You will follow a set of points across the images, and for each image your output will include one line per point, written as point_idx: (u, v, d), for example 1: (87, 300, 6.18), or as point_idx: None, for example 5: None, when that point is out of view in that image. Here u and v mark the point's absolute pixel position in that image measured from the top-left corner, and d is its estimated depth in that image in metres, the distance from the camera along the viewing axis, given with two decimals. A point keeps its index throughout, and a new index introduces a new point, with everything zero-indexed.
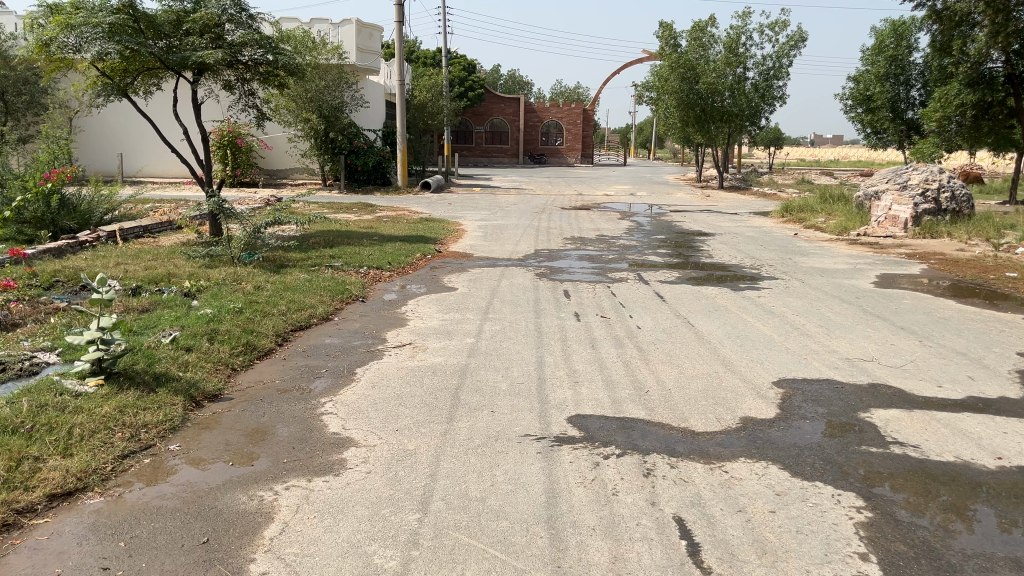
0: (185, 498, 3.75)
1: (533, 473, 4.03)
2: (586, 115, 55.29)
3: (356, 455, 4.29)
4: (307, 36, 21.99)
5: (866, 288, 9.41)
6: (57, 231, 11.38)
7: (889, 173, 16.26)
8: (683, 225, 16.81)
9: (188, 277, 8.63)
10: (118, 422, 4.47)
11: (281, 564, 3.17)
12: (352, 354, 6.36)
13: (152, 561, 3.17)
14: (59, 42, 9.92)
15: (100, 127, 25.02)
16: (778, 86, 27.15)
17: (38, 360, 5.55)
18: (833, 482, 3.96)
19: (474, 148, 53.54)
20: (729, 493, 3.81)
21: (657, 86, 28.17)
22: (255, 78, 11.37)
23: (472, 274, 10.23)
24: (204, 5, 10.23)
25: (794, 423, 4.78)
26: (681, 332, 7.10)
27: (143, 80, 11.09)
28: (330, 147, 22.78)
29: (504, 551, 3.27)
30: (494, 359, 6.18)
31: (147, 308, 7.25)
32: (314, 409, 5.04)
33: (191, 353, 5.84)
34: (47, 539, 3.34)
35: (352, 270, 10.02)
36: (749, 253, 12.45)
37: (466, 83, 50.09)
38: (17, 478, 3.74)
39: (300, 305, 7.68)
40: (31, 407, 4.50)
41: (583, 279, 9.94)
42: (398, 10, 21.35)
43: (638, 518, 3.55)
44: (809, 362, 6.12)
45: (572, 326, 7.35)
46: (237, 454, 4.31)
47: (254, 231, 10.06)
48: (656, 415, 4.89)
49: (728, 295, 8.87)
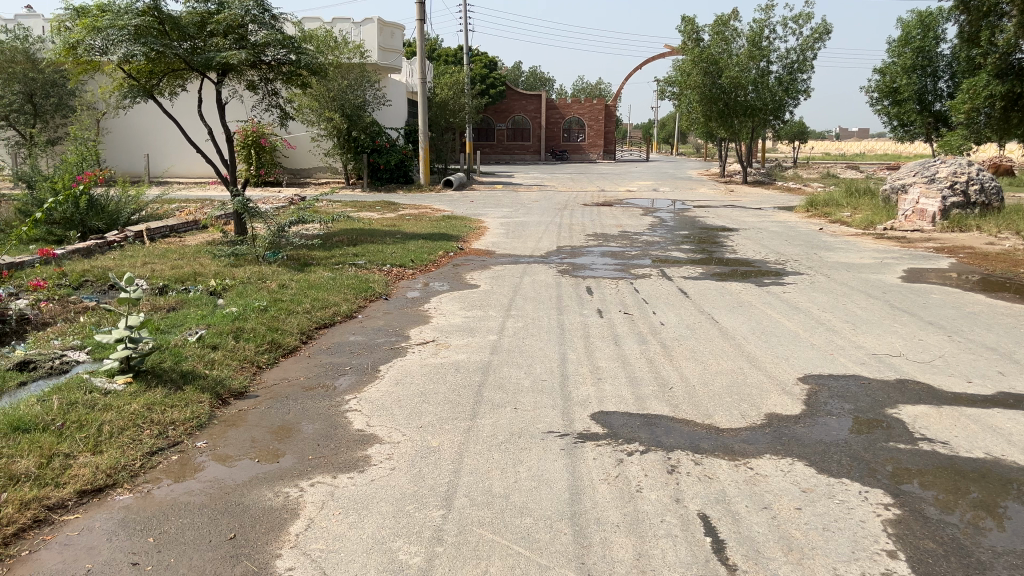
0: (212, 494, 3.79)
1: (557, 470, 4.03)
2: (608, 110, 55.14)
3: (380, 452, 4.32)
4: (329, 35, 22.08)
5: (893, 282, 9.29)
6: (86, 231, 11.57)
7: (917, 165, 16.04)
8: (707, 220, 16.71)
9: (214, 276, 8.72)
10: (145, 420, 4.53)
11: (307, 560, 3.20)
12: (375, 352, 6.38)
13: (180, 557, 3.21)
14: (85, 44, 10.05)
15: (127, 129, 25.36)
16: (802, 79, 26.90)
17: (67, 359, 5.63)
18: (860, 478, 3.93)
19: (496, 145, 53.56)
20: (755, 490, 3.79)
21: (680, 81, 27.96)
22: (277, 78, 11.42)
23: (495, 271, 10.23)
24: (227, 6, 10.30)
25: (820, 419, 4.73)
26: (705, 328, 7.05)
27: (168, 80, 11.22)
28: (353, 146, 22.87)
29: (528, 548, 3.27)
30: (517, 356, 6.19)
31: (173, 307, 7.32)
32: (338, 406, 5.08)
33: (217, 351, 5.90)
34: (77, 535, 3.39)
35: (376, 267, 10.08)
36: (774, 248, 12.34)
37: (487, 80, 50.14)
38: (48, 475, 3.80)
39: (324, 303, 7.71)
40: (61, 405, 4.57)
41: (606, 275, 9.92)
42: (419, 8, 21.38)
43: (662, 514, 3.54)
44: (834, 357, 6.06)
45: (594, 323, 7.34)
46: (262, 452, 4.34)
47: (278, 230, 10.15)
48: (681, 412, 4.86)
49: (752, 291, 8.80)
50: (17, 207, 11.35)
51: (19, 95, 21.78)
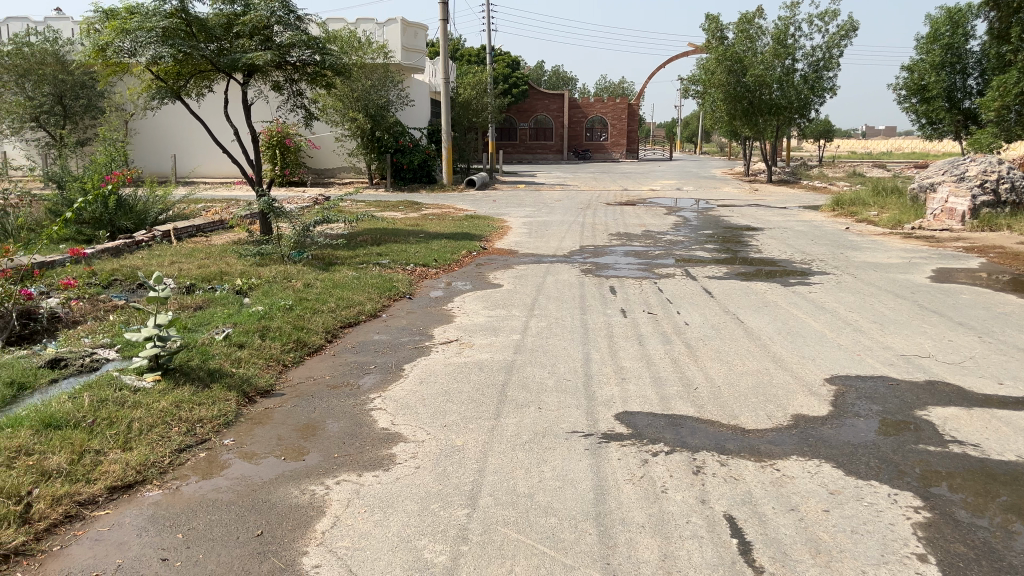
0: (239, 491, 3.83)
1: (582, 470, 4.02)
2: (631, 109, 54.91)
3: (405, 451, 4.33)
4: (353, 36, 22.20)
5: (921, 282, 9.18)
6: (114, 231, 11.72)
7: (946, 164, 15.82)
8: (731, 220, 16.58)
9: (240, 275, 8.79)
10: (174, 417, 4.59)
11: (333, 557, 3.21)
12: (400, 351, 6.41)
13: (209, 553, 3.25)
14: (114, 46, 10.18)
15: (155, 129, 25.67)
16: (828, 77, 26.61)
17: (98, 357, 5.71)
18: (889, 480, 3.88)
19: (518, 145, 53.55)
20: (781, 491, 3.75)
21: (705, 79, 27.79)
22: (302, 79, 11.50)
23: (518, 270, 10.23)
24: (253, 7, 10.39)
25: (848, 421, 4.68)
26: (730, 328, 7.01)
27: (195, 82, 11.34)
28: (376, 147, 22.99)
29: (553, 547, 3.27)
30: (541, 356, 6.19)
31: (200, 306, 7.40)
32: (364, 404, 5.12)
33: (244, 350, 5.96)
34: (108, 530, 3.44)
35: (399, 267, 10.11)
36: (799, 247, 12.24)
37: (510, 79, 50.15)
38: (79, 471, 3.86)
39: (349, 302, 7.76)
40: (92, 402, 4.64)
41: (629, 275, 9.89)
42: (443, 8, 21.43)
43: (688, 516, 3.52)
44: (861, 358, 5.99)
45: (618, 322, 7.32)
46: (288, 449, 4.38)
47: (303, 229, 10.22)
48: (706, 412, 4.83)
49: (778, 291, 8.73)
50: (47, 207, 11.54)
51: (49, 96, 22.13)
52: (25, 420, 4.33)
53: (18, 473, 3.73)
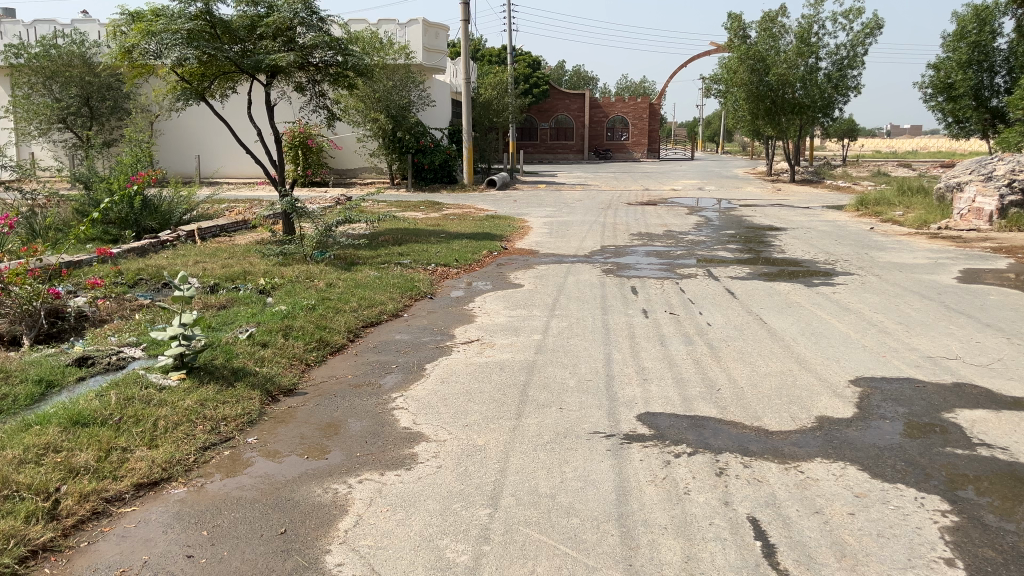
0: (263, 489, 3.86)
1: (604, 471, 4.01)
2: (652, 109, 54.73)
3: (427, 450, 4.34)
4: (375, 37, 22.32)
5: (948, 283, 9.07)
6: (140, 231, 11.85)
7: (973, 164, 15.60)
8: (754, 220, 16.47)
9: (263, 275, 8.85)
10: (199, 415, 4.63)
11: (356, 556, 3.23)
12: (422, 351, 6.43)
13: (233, 550, 3.27)
14: (140, 48, 10.30)
15: (179, 130, 25.94)
16: (853, 75, 26.33)
17: (124, 355, 5.78)
18: (915, 484, 3.83)
19: (539, 145, 53.53)
20: (806, 494, 3.72)
21: (727, 78, 27.64)
22: (324, 80, 11.56)
23: (538, 270, 10.23)
24: (276, 9, 10.46)
25: (873, 423, 4.64)
26: (753, 329, 6.96)
27: (219, 83, 11.45)
28: (398, 147, 23.09)
29: (575, 548, 3.26)
30: (562, 356, 6.18)
31: (224, 305, 7.47)
32: (386, 404, 5.14)
33: (267, 349, 6.00)
34: (135, 527, 3.48)
35: (421, 267, 10.14)
36: (823, 247, 12.14)
37: (531, 79, 50.14)
38: (107, 468, 3.90)
39: (371, 302, 7.81)
40: (118, 400, 4.70)
41: (650, 275, 9.87)
42: (464, 9, 21.48)
43: (711, 517, 3.50)
44: (886, 360, 5.93)
45: (640, 322, 7.30)
46: (310, 448, 4.40)
47: (325, 229, 10.29)
48: (729, 413, 4.80)
49: (802, 292, 8.65)
50: (74, 207, 11.71)
51: (76, 98, 22.46)
52: (54, 417, 4.39)
53: (47, 470, 3.78)
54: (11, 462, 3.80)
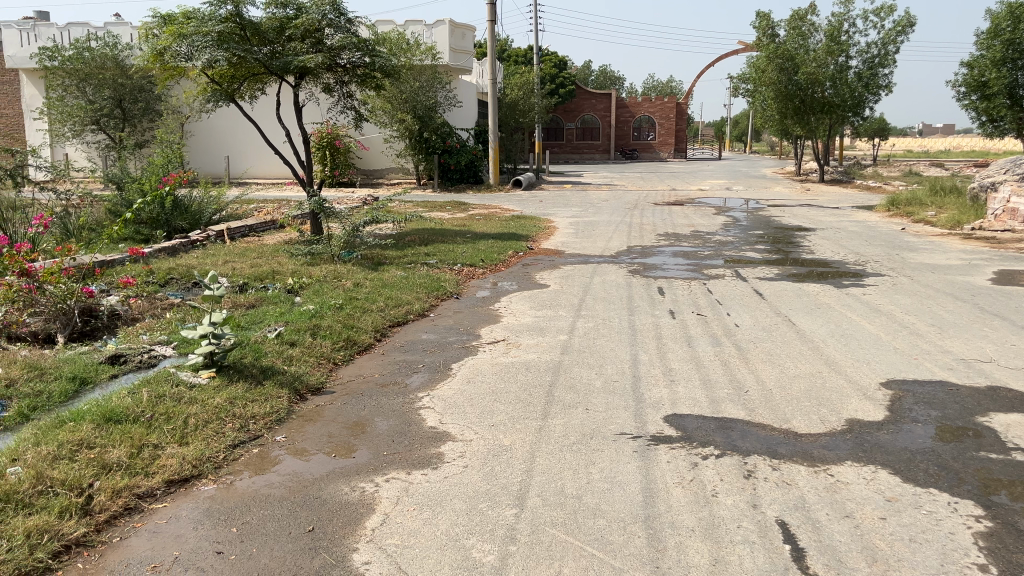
0: (291, 487, 3.90)
1: (631, 472, 4.00)
2: (680, 108, 54.41)
3: (453, 450, 4.36)
4: (402, 37, 22.43)
5: (982, 284, 8.92)
6: (171, 231, 12.01)
7: (1008, 163, 15.29)
8: (782, 220, 16.32)
9: (291, 275, 8.91)
10: (229, 414, 4.68)
11: (383, 554, 3.25)
12: (448, 350, 6.45)
13: (262, 547, 3.31)
14: (172, 51, 10.46)
15: (209, 131, 26.26)
16: (884, 74, 25.90)
17: (155, 353, 5.87)
18: (948, 488, 3.77)
19: (565, 145, 53.45)
20: (835, 497, 3.68)
21: (755, 78, 27.42)
22: (352, 81, 11.63)
23: (564, 271, 10.21)
24: (305, 10, 10.54)
25: (904, 426, 4.57)
26: (781, 330, 6.89)
27: (248, 85, 11.57)
28: (424, 147, 23.18)
29: (601, 549, 3.25)
30: (588, 356, 6.17)
31: (252, 304, 7.55)
32: (412, 403, 5.16)
33: (295, 348, 6.05)
34: (166, 523, 3.52)
35: (447, 266, 10.18)
36: (853, 248, 11.99)
37: (558, 79, 50.09)
38: (138, 465, 3.96)
39: (397, 301, 7.84)
40: (149, 397, 4.77)
41: (677, 275, 9.83)
42: (490, 10, 21.49)
43: (739, 520, 3.47)
44: (918, 362, 5.84)
45: (667, 323, 7.26)
46: (337, 446, 4.44)
47: (353, 230, 10.35)
48: (757, 415, 4.76)
49: (831, 293, 8.56)
50: (107, 207, 11.89)
51: (108, 100, 22.83)
52: (88, 414, 4.46)
53: (81, 465, 3.85)
54: (46, 458, 3.87)
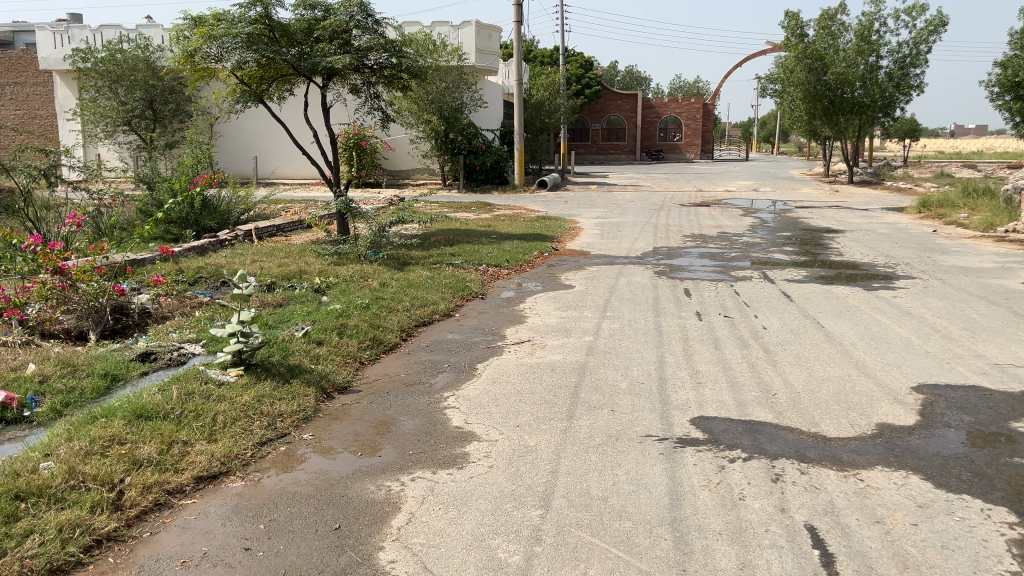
0: (318, 485, 3.92)
1: (656, 474, 3.97)
2: (706, 109, 54.07)
3: (479, 450, 4.36)
4: (428, 39, 22.52)
5: (1017, 288, 8.75)
6: (200, 230, 12.15)
7: None
8: (811, 222, 16.14)
9: (318, 274, 8.96)
10: (256, 411, 4.72)
11: (408, 553, 3.25)
12: (474, 350, 6.45)
13: (289, 544, 3.33)
14: (202, 52, 10.59)
15: (238, 132, 26.54)
16: (916, 74, 25.39)
17: (185, 352, 5.93)
18: (981, 495, 3.71)
19: (591, 146, 53.38)
20: (865, 503, 3.63)
21: (784, 78, 27.21)
22: (379, 82, 11.67)
23: (590, 272, 10.19)
24: (333, 12, 10.63)
25: (937, 431, 4.50)
26: (810, 333, 6.81)
27: (277, 86, 11.67)
28: (450, 148, 23.23)
29: (628, 552, 3.23)
30: (614, 357, 6.15)
31: (280, 303, 7.62)
32: (437, 403, 5.16)
33: (322, 347, 6.09)
34: (195, 519, 3.56)
35: (472, 267, 10.19)
36: (883, 250, 11.84)
37: (583, 80, 50.04)
38: (169, 461, 4.01)
39: (423, 301, 7.86)
40: (179, 394, 4.83)
41: (704, 277, 9.76)
42: (517, 10, 21.49)
43: (767, 524, 3.44)
44: (951, 366, 5.75)
45: (693, 325, 7.21)
46: (363, 445, 4.45)
47: (379, 230, 10.41)
48: (785, 418, 4.71)
49: (861, 295, 8.45)
50: (139, 207, 12.06)
51: (140, 101, 23.17)
52: (119, 410, 4.53)
53: (112, 461, 3.90)
54: (78, 454, 3.93)
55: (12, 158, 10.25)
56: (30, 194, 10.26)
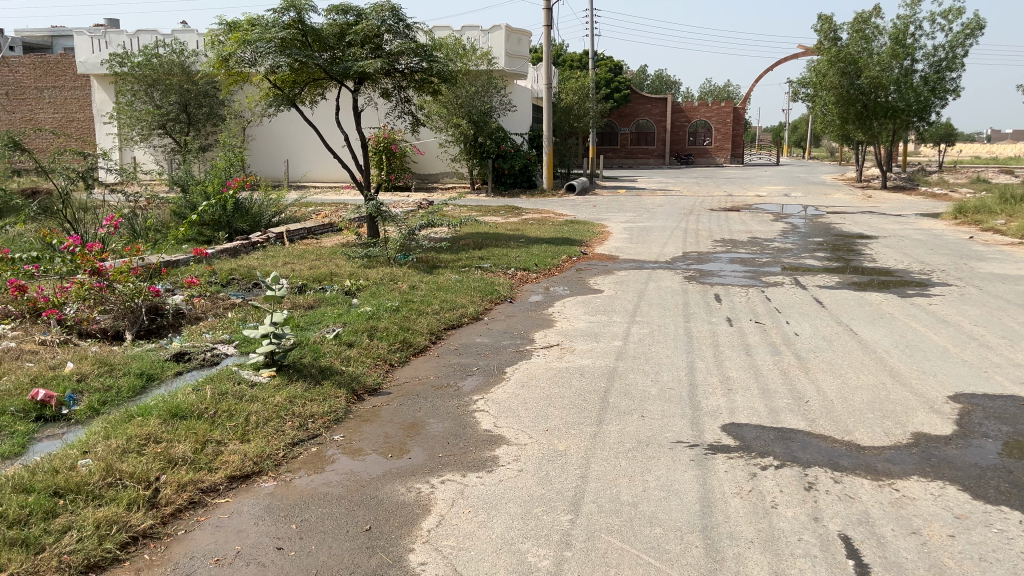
0: (349, 486, 3.95)
1: (687, 481, 3.94)
2: (737, 113, 53.64)
3: (508, 453, 4.36)
4: (459, 43, 22.65)
5: None
6: (232, 232, 12.30)
7: None
8: (843, 227, 15.96)
9: (349, 277, 9.04)
10: (288, 412, 4.77)
11: (438, 555, 3.27)
12: (502, 354, 6.46)
13: (320, 544, 3.35)
14: (236, 57, 10.74)
15: (270, 135, 26.85)
16: (951, 78, 24.91)
17: (218, 352, 6.02)
18: (1021, 507, 3.63)
19: (619, 150, 53.31)
20: (901, 513, 3.57)
21: (816, 82, 26.99)
22: (410, 86, 11.73)
23: (618, 276, 10.15)
24: (365, 17, 10.74)
25: (974, 441, 4.42)
26: (843, 339, 6.73)
27: (309, 90, 11.80)
28: (479, 152, 23.26)
29: (659, 558, 3.22)
30: (643, 363, 6.11)
31: (311, 305, 7.69)
32: (467, 406, 5.18)
33: (353, 348, 6.15)
34: (228, 518, 3.60)
35: (501, 271, 10.21)
36: (918, 257, 11.66)
37: (612, 84, 49.97)
38: (202, 460, 4.06)
39: (452, 304, 7.89)
40: (213, 394, 4.89)
41: (735, 282, 9.67)
42: (546, 15, 21.51)
43: (800, 533, 3.40)
44: (989, 375, 5.64)
45: (724, 331, 7.14)
46: (391, 447, 4.48)
47: (408, 233, 10.48)
48: (818, 426, 4.66)
49: (895, 302, 8.33)
50: (173, 209, 12.25)
51: (175, 105, 23.54)
52: (154, 409, 4.59)
53: (148, 460, 3.96)
54: (116, 452, 4.00)
55: (52, 160, 10.44)
56: (68, 196, 10.46)
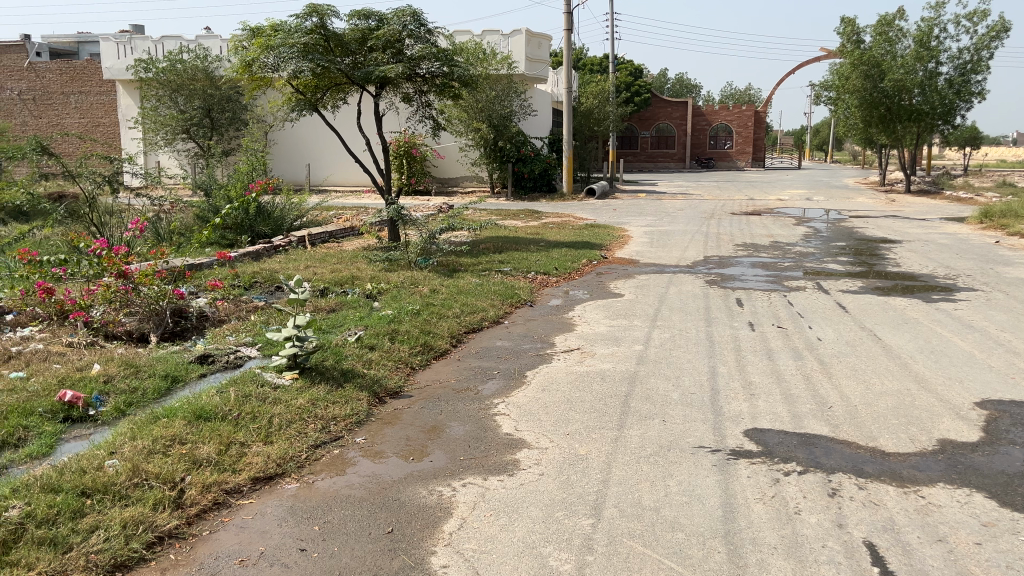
0: (371, 489, 3.96)
1: (709, 486, 3.92)
2: (758, 116, 53.27)
3: (529, 457, 4.36)
4: (479, 48, 22.96)
5: None
6: (254, 236, 12.39)
7: None
8: (866, 231, 15.78)
9: (370, 280, 9.09)
10: (311, 414, 4.80)
11: (460, 558, 3.27)
12: (522, 357, 6.47)
13: (343, 546, 3.37)
14: (260, 62, 10.80)
15: (292, 139, 27.06)
16: (977, 80, 24.56)
17: (241, 354, 6.07)
18: None
19: (639, 154, 53.25)
20: (927, 520, 3.53)
21: (838, 85, 26.77)
22: (431, 90, 11.79)
23: (639, 280, 10.12)
24: (386, 22, 10.79)
25: (1002, 449, 4.36)
26: (866, 345, 6.67)
27: (331, 94, 11.88)
28: (499, 156, 23.29)
29: (681, 564, 3.20)
30: (664, 367, 6.09)
31: (333, 308, 7.74)
32: (487, 409, 5.19)
33: (374, 352, 6.18)
34: (252, 518, 3.63)
35: (521, 275, 10.22)
36: (943, 261, 11.52)
37: (633, 88, 49.85)
38: (226, 461, 4.09)
39: (472, 308, 7.91)
40: (237, 396, 4.93)
41: (756, 287, 9.61)
42: (566, 19, 21.55)
43: (823, 539, 3.37)
44: (1016, 382, 5.56)
45: (746, 335, 7.10)
46: (412, 450, 4.50)
47: (429, 237, 10.50)
48: (842, 432, 4.62)
49: (920, 307, 8.23)
50: (197, 213, 12.39)
51: (198, 109, 23.80)
52: (180, 410, 4.65)
53: (174, 460, 4.01)
54: (141, 452, 4.05)
55: (79, 165, 10.58)
56: (94, 200, 10.59)
